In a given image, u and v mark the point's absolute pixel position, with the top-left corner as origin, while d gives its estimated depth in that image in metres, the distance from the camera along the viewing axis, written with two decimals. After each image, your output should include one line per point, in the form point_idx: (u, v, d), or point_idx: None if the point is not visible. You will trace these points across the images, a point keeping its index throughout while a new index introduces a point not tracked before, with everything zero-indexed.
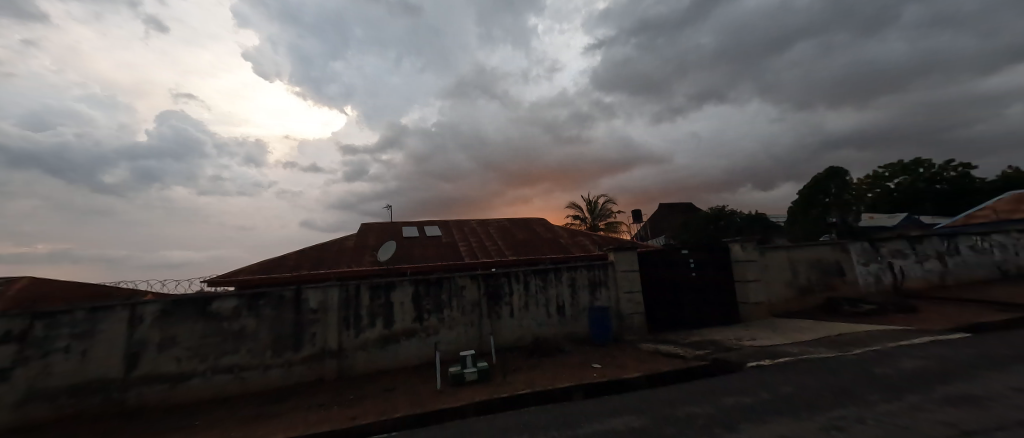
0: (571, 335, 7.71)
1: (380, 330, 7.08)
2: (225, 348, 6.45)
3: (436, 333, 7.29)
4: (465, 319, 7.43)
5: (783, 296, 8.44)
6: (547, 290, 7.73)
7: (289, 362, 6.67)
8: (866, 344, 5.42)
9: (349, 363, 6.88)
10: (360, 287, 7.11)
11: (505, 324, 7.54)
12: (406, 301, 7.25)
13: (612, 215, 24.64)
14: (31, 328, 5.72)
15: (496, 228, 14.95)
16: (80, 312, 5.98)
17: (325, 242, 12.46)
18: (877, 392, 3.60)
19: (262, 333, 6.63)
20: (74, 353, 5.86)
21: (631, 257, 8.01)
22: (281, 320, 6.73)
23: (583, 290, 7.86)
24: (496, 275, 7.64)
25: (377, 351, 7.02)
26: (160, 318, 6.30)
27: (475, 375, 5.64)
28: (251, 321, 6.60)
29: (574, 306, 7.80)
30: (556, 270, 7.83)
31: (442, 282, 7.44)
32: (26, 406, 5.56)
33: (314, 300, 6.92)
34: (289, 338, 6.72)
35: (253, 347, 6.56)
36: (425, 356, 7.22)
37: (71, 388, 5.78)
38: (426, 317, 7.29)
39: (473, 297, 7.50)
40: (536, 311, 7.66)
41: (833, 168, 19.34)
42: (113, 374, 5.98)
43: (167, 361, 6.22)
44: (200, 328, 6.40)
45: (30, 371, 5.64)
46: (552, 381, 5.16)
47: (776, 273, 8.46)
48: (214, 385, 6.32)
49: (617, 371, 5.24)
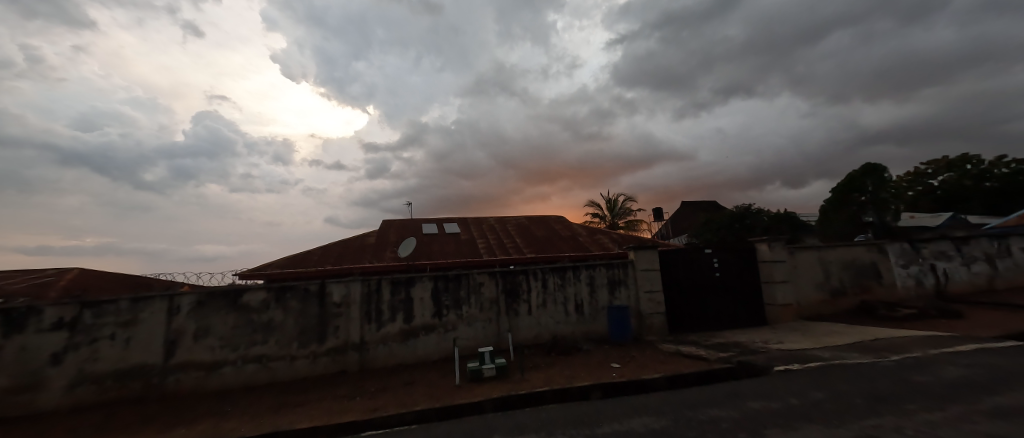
0: (590, 334, 7.63)
1: (400, 324, 7.21)
2: (255, 338, 6.71)
3: (455, 329, 7.36)
4: (484, 316, 7.47)
5: (813, 299, 8.10)
6: (566, 288, 7.69)
7: (314, 353, 6.87)
8: (905, 350, 5.14)
9: (370, 356, 7.04)
10: (381, 282, 7.26)
11: (523, 321, 7.54)
12: (426, 296, 7.35)
13: (632, 213, 24.29)
14: (80, 316, 6.13)
15: (515, 226, 14.92)
16: (123, 302, 6.34)
17: (348, 239, 12.75)
18: (916, 400, 3.42)
19: (288, 325, 6.85)
20: (118, 340, 6.23)
21: (652, 256, 7.85)
22: (306, 313, 6.94)
23: (602, 288, 7.77)
24: (514, 273, 7.65)
25: (397, 345, 7.15)
26: (195, 308, 6.60)
27: (493, 372, 5.67)
28: (279, 313, 6.84)
29: (593, 305, 7.72)
30: (575, 268, 7.77)
31: (461, 279, 7.50)
32: (77, 387, 5.98)
33: (338, 294, 7.10)
34: (314, 330, 6.92)
35: (280, 338, 6.80)
36: (444, 351, 7.30)
37: (115, 372, 6.15)
38: (445, 313, 7.37)
39: (491, 294, 7.53)
40: (555, 309, 7.62)
41: (871, 164, 18.41)
42: (153, 361, 6.31)
43: (202, 349, 6.51)
44: (231, 319, 6.68)
45: (80, 356, 6.05)
46: (570, 379, 5.14)
47: (805, 275, 8.12)
48: (244, 374, 6.58)
49: (637, 371, 5.16)
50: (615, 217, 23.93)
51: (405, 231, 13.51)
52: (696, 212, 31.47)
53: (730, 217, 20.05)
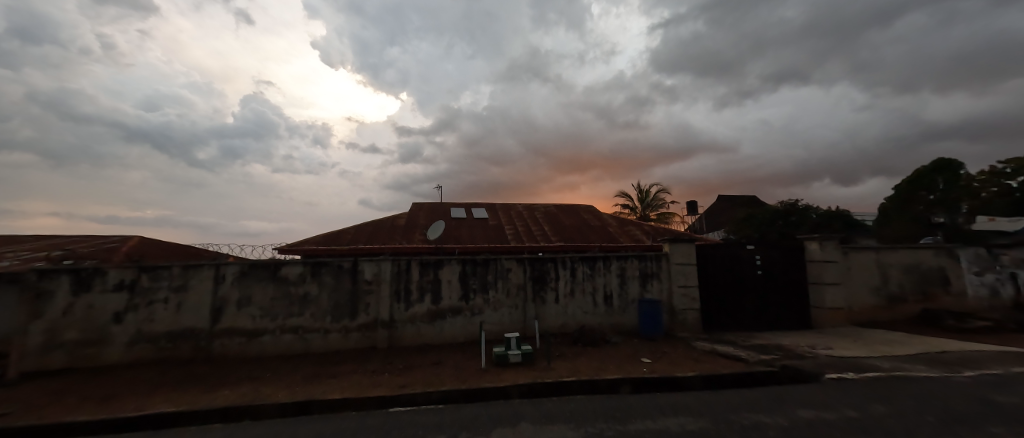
0: (618, 327, 7.39)
1: (428, 305, 7.30)
2: (292, 310, 6.97)
3: (481, 313, 7.35)
4: (510, 301, 7.41)
5: (868, 304, 7.45)
6: (595, 279, 7.49)
7: (346, 328, 7.07)
8: (982, 367, 4.60)
9: (398, 334, 7.16)
10: (411, 262, 7.36)
11: (549, 309, 7.42)
12: (454, 278, 7.38)
13: (665, 206, 23.41)
14: (139, 279, 6.61)
15: (543, 214, 14.69)
16: (176, 268, 6.74)
17: (380, 219, 12.93)
18: (998, 424, 3.03)
19: (323, 299, 7.08)
20: (170, 304, 6.64)
21: (688, 250, 7.50)
22: (339, 289, 7.14)
23: (633, 280, 7.50)
24: (543, 260, 7.53)
25: (425, 325, 7.25)
26: (239, 278, 6.90)
27: (519, 358, 5.60)
28: (314, 287, 7.08)
29: (623, 297, 7.47)
30: (605, 258, 7.55)
31: (489, 263, 7.46)
32: (136, 345, 6.46)
33: (369, 272, 7.26)
34: (347, 306, 7.12)
35: (315, 312, 7.03)
36: (470, 334, 7.31)
37: (168, 334, 6.57)
38: (472, 296, 7.38)
39: (519, 280, 7.45)
40: (583, 298, 7.45)
41: (943, 160, 16.75)
42: (200, 325, 6.67)
43: (244, 317, 6.83)
44: (271, 290, 6.96)
45: (138, 316, 6.52)
46: (598, 371, 4.99)
47: (859, 277, 7.48)
48: (282, 343, 6.86)
49: (669, 368, 4.93)
50: (646, 209, 23.17)
51: (434, 215, 13.59)
52: (735, 207, 29.89)
53: (773, 213, 18.87)
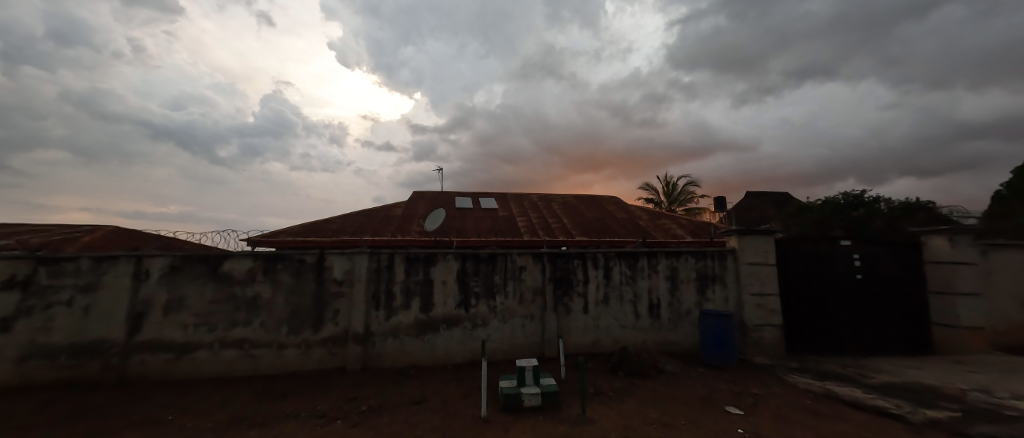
0: (668, 347, 5.53)
1: (415, 314, 5.56)
2: (236, 318, 5.32)
3: (485, 325, 5.57)
4: (523, 310, 5.61)
5: (1017, 323, 5.43)
6: (636, 282, 5.68)
7: (307, 343, 5.38)
8: None
9: (376, 352, 5.45)
10: (394, 258, 5.64)
11: (576, 322, 5.60)
12: (450, 279, 5.64)
13: (695, 200, 21.20)
14: (35, 274, 5.03)
15: (561, 205, 12.82)
16: (85, 261, 5.15)
17: (372, 208, 11.22)
18: None
19: (278, 304, 5.41)
20: (76, 308, 5.05)
21: (764, 245, 5.59)
22: (299, 291, 5.47)
23: (687, 285, 5.66)
24: (567, 256, 5.74)
25: (411, 340, 5.51)
26: (168, 275, 5.28)
27: (537, 400, 3.80)
28: (267, 288, 5.42)
29: (673, 307, 5.62)
30: (650, 256, 5.73)
31: (497, 260, 5.69)
32: (27, 362, 4.88)
33: (340, 269, 5.57)
34: (309, 313, 5.44)
35: (267, 320, 5.37)
36: (470, 353, 5.54)
37: (71, 347, 4.98)
38: (474, 303, 5.61)
39: (535, 282, 5.66)
40: (619, 308, 5.62)
41: None
42: (115, 337, 5.07)
43: (173, 326, 5.21)
44: (209, 292, 5.32)
45: (31, 324, 4.94)
46: (664, 431, 3.17)
47: (1003, 286, 5.46)
48: (222, 362, 5.22)
49: (780, 430, 3.08)
50: (673, 203, 21.06)
51: (436, 204, 11.85)
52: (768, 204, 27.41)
53: None
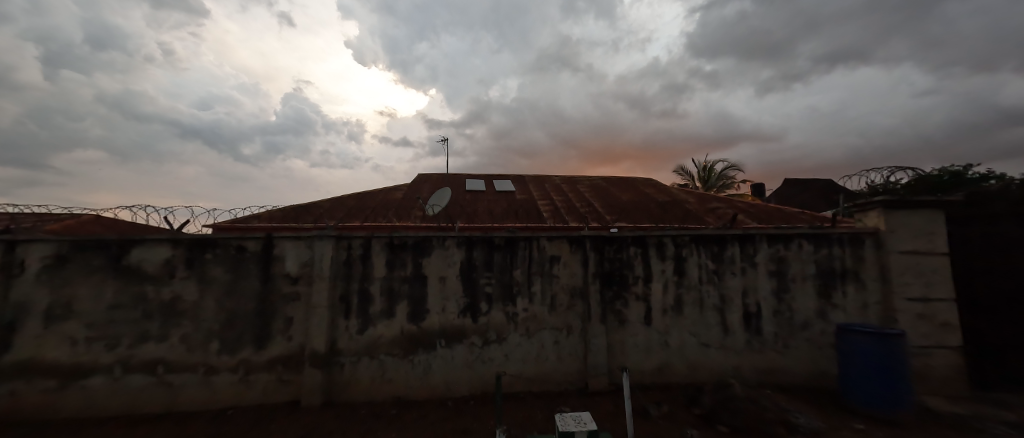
0: (774, 376, 3.71)
1: (400, 325, 3.86)
2: (148, 330, 3.73)
3: (502, 342, 3.84)
4: (557, 320, 3.84)
5: None
6: (723, 279, 3.84)
7: (248, 365, 3.76)
8: None
9: (345, 378, 3.80)
10: (370, 244, 3.94)
11: (634, 339, 3.81)
12: (451, 275, 3.91)
13: (734, 186, 18.94)
14: None
15: (589, 188, 10.93)
16: None
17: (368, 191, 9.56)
18: None
19: (207, 310, 3.79)
20: None
21: (926, 225, 3.65)
22: (237, 293, 3.84)
23: (802, 284, 3.78)
24: (620, 242, 3.93)
25: (395, 362, 3.83)
26: (51, 270, 3.70)
27: None
28: (192, 288, 3.80)
29: (782, 316, 3.77)
30: (744, 241, 3.86)
31: (518, 247, 3.93)
32: None
33: (295, 261, 3.91)
34: (251, 323, 3.81)
35: (191, 334, 3.76)
36: (480, 381, 3.82)
37: None
38: (484, 309, 3.87)
39: (573, 280, 3.88)
40: (699, 318, 3.80)
41: None
42: None
43: (58, 342, 3.64)
44: (111, 292, 3.73)
45: None
46: None
47: None
48: (126, 393, 3.65)
49: None
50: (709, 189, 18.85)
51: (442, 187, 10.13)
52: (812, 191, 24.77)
53: None
